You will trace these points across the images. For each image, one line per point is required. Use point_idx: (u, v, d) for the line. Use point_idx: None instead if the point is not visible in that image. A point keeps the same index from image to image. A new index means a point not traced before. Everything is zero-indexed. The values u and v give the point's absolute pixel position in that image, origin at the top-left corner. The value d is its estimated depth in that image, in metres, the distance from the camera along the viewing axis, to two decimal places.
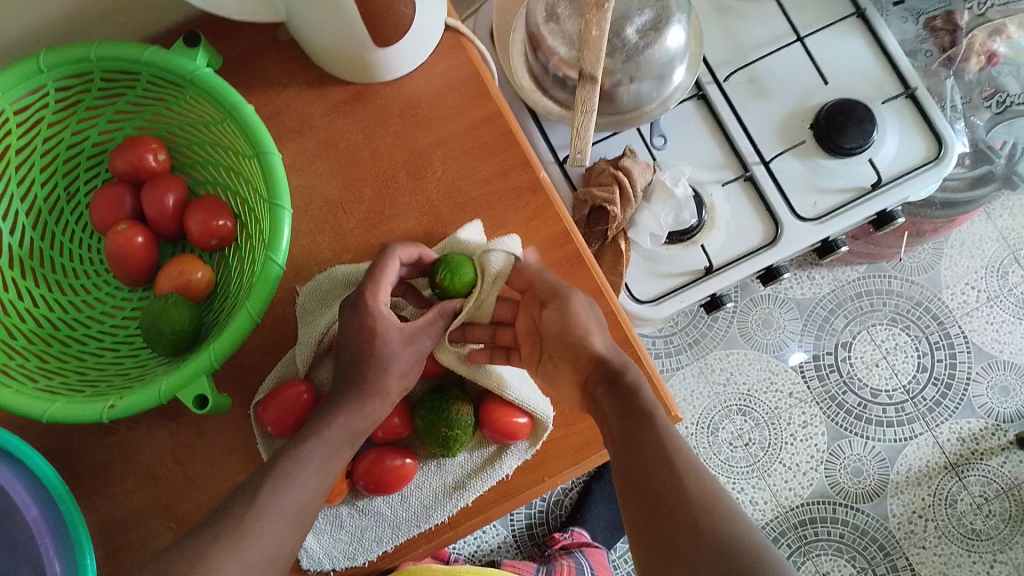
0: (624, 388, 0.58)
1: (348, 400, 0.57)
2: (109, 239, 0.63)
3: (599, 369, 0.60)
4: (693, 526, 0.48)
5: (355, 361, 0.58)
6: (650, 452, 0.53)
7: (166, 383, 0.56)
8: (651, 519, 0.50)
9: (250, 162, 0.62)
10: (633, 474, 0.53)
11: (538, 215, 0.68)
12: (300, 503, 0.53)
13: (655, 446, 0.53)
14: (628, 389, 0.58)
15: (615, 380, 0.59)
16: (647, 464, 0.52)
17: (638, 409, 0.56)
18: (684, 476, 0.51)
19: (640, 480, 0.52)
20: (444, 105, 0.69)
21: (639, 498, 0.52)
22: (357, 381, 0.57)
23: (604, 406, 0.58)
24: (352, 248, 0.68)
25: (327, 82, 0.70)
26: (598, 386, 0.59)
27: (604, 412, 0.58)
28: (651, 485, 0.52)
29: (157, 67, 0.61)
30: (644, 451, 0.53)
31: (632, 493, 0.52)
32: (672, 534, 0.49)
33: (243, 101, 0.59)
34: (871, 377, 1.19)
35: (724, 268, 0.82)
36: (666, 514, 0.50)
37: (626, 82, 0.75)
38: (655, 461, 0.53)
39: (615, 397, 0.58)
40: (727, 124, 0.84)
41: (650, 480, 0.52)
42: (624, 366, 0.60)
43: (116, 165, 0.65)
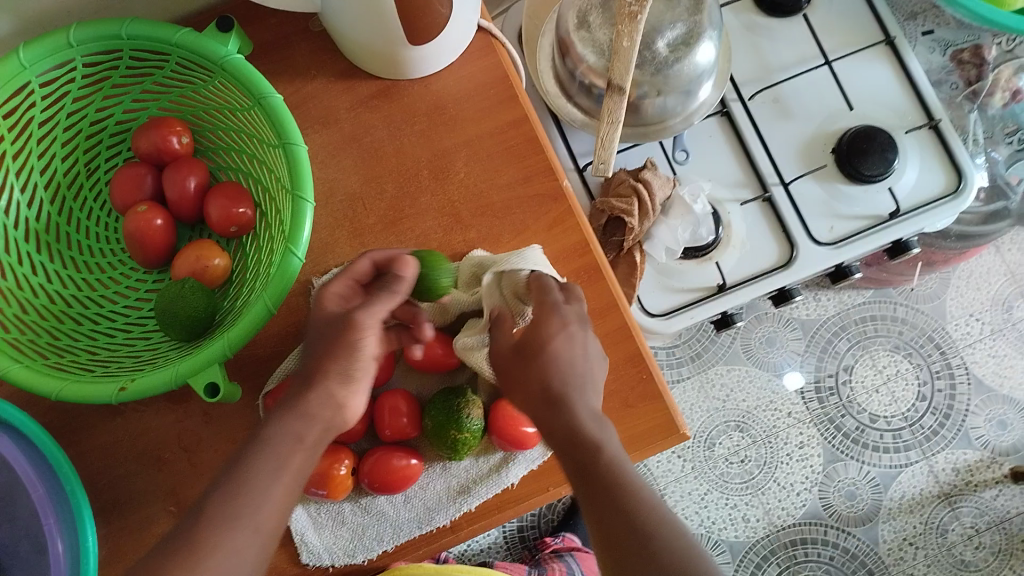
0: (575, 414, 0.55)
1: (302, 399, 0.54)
2: (128, 220, 0.63)
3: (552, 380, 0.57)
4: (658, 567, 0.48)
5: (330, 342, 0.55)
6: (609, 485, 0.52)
7: (179, 368, 0.56)
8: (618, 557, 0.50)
9: (274, 152, 0.62)
10: (595, 509, 0.52)
11: (558, 224, 0.67)
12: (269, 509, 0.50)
13: (614, 478, 0.52)
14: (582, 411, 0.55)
15: (555, 401, 0.56)
16: (608, 499, 0.51)
17: (591, 436, 0.54)
18: (645, 511, 0.51)
19: (602, 514, 0.51)
20: (471, 106, 0.69)
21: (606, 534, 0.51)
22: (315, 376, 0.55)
23: (557, 430, 0.56)
24: (371, 244, 0.67)
25: (356, 75, 0.69)
26: (545, 411, 0.56)
27: (552, 430, 0.55)
28: (614, 521, 0.51)
29: (187, 49, 0.60)
30: (604, 481, 0.52)
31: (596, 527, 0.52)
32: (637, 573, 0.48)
33: (273, 91, 0.59)
34: (871, 402, 1.19)
35: (736, 287, 0.82)
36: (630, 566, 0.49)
37: (653, 95, 0.75)
38: (619, 501, 0.51)
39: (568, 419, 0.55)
40: (749, 143, 0.84)
41: (611, 514, 0.51)
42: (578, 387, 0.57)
43: (139, 145, 0.64)
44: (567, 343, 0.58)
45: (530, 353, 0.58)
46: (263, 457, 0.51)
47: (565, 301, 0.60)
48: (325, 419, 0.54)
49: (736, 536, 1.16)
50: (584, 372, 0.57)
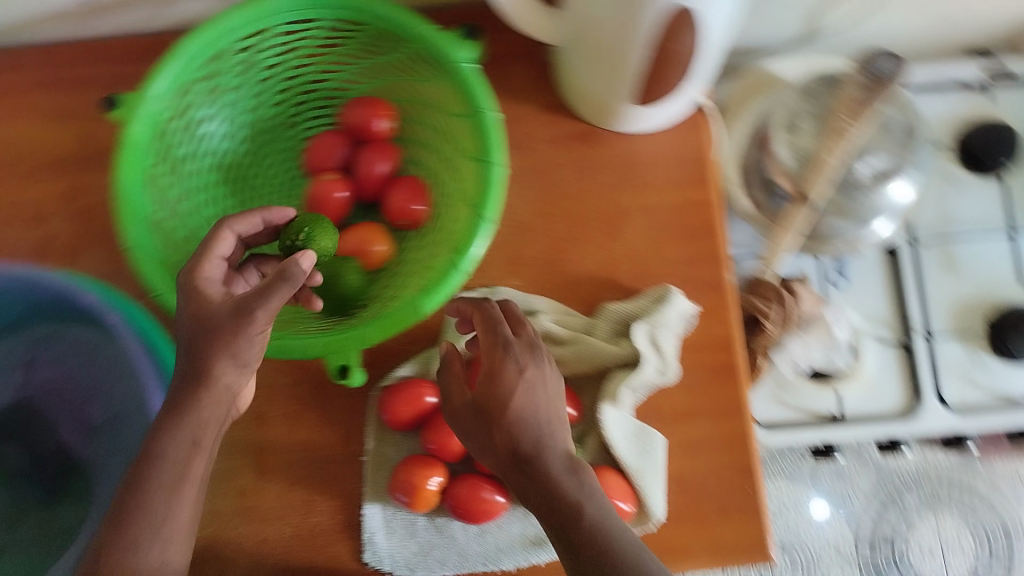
0: (540, 477, 0.51)
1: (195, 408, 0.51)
2: (314, 183, 0.65)
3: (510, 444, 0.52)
4: None
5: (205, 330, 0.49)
6: (585, 548, 0.48)
7: (323, 342, 0.58)
8: None
9: (470, 164, 0.63)
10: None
11: (711, 313, 0.66)
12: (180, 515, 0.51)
13: (592, 540, 0.48)
14: (545, 475, 0.51)
15: (523, 461, 0.51)
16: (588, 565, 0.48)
17: (559, 496, 0.50)
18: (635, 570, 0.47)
19: None
20: (661, 174, 0.69)
21: None
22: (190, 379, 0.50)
23: (529, 497, 0.51)
24: (521, 275, 0.68)
25: (562, 112, 0.70)
26: (512, 473, 0.52)
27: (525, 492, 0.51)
28: None
29: (425, 43, 0.61)
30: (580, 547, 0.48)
31: None
32: None
33: (490, 108, 0.60)
34: (923, 566, 1.13)
35: (850, 421, 0.80)
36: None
37: (832, 213, 0.76)
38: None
39: (533, 485, 0.51)
40: (905, 286, 0.82)
41: None
42: (540, 442, 0.51)
43: (345, 116, 0.66)
44: (523, 398, 0.52)
45: (485, 411, 0.53)
46: (166, 467, 0.50)
47: (514, 339, 0.54)
48: (221, 412, 0.52)
49: None
50: (547, 425, 0.52)
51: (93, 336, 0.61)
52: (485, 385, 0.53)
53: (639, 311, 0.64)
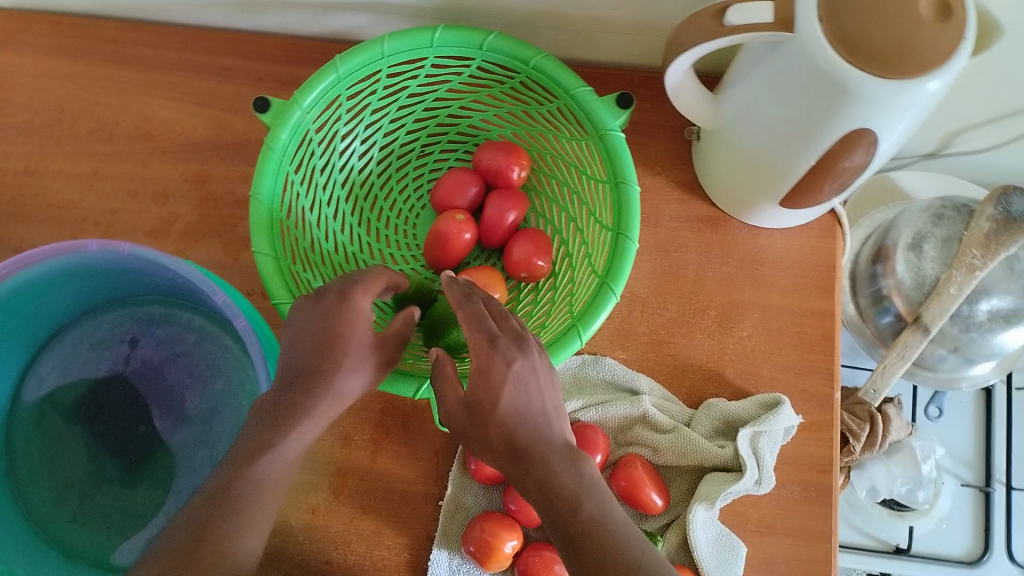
0: (533, 473, 0.44)
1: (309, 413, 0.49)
2: (442, 220, 0.63)
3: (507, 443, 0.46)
4: None
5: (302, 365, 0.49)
6: (580, 541, 0.42)
7: (431, 385, 0.57)
8: None
9: (602, 235, 0.60)
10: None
11: (813, 429, 0.65)
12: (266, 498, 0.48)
13: (590, 533, 0.42)
14: (538, 468, 0.44)
15: (518, 457, 0.45)
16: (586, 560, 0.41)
17: (553, 488, 0.44)
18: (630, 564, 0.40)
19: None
20: (785, 276, 0.67)
21: None
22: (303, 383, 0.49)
23: (526, 497, 0.45)
24: (628, 349, 0.67)
25: (695, 192, 0.69)
26: (510, 466, 0.46)
27: (521, 482, 0.45)
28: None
29: (578, 104, 0.60)
30: (573, 534, 0.42)
31: None
32: None
33: (633, 182, 0.57)
34: None
35: (915, 557, 0.79)
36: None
37: (944, 347, 0.73)
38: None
39: (526, 484, 0.45)
40: (994, 431, 0.80)
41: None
42: (532, 439, 0.45)
43: (482, 158, 0.65)
44: (512, 390, 0.46)
45: (476, 406, 0.47)
46: (271, 460, 0.47)
47: (500, 332, 0.49)
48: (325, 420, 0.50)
49: None
50: (545, 416, 0.46)
51: (209, 324, 0.65)
52: (476, 376, 0.47)
53: (738, 414, 0.64)
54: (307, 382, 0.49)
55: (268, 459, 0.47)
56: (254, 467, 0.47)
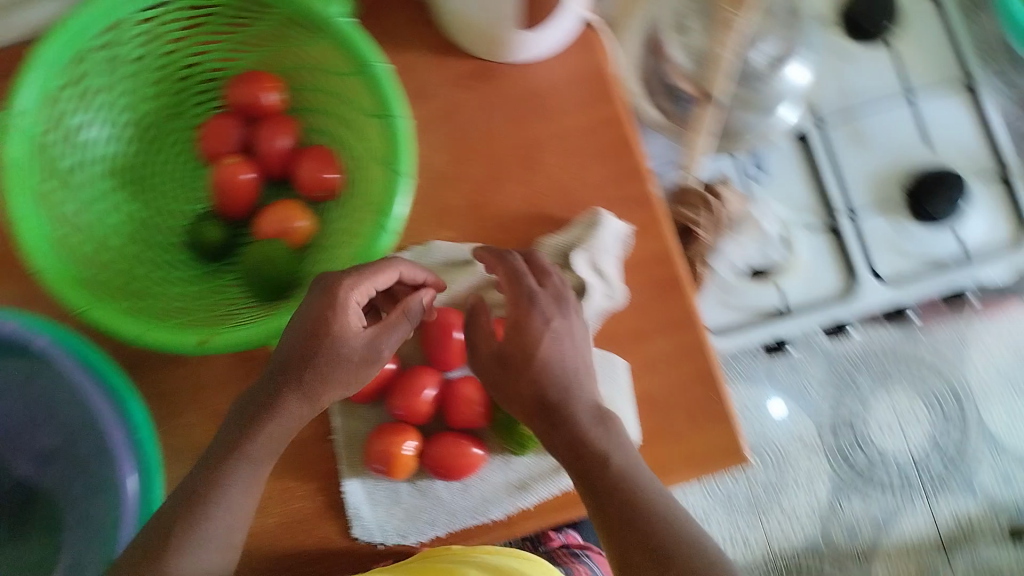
0: (565, 421, 0.55)
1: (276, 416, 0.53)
2: (217, 171, 0.62)
3: (535, 398, 0.56)
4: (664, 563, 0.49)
5: (281, 363, 0.53)
6: (597, 472, 0.54)
7: (259, 328, 0.55)
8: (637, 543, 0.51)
9: (371, 121, 0.61)
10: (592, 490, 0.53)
11: (643, 228, 0.66)
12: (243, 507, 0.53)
13: (599, 462, 0.54)
14: (564, 413, 0.56)
15: (551, 409, 0.56)
16: (598, 479, 0.53)
17: (584, 435, 0.55)
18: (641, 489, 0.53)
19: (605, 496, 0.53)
20: (565, 98, 0.68)
21: (616, 515, 0.52)
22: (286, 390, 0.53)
23: (550, 441, 0.56)
24: (452, 224, 0.66)
25: (451, 51, 0.69)
26: (538, 420, 0.57)
27: (550, 441, 0.56)
28: (629, 511, 0.52)
29: (295, 7, 0.59)
30: (592, 464, 0.54)
31: (600, 514, 0.53)
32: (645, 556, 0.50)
33: (377, 59, 0.58)
34: (883, 440, 1.24)
35: (796, 313, 0.81)
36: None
37: (738, 108, 0.77)
38: (626, 508, 0.52)
39: (553, 427, 0.56)
40: (821, 169, 0.84)
41: (613, 502, 0.52)
42: (562, 394, 0.56)
43: (232, 96, 0.63)
44: (551, 350, 0.57)
45: (510, 357, 0.57)
46: (237, 466, 0.52)
47: (541, 290, 0.58)
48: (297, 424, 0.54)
49: (734, 553, 1.21)
50: (576, 375, 0.57)
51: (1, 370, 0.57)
52: (514, 328, 0.57)
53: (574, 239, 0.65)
54: (302, 372, 0.53)
55: (238, 463, 0.52)
56: (227, 471, 0.52)
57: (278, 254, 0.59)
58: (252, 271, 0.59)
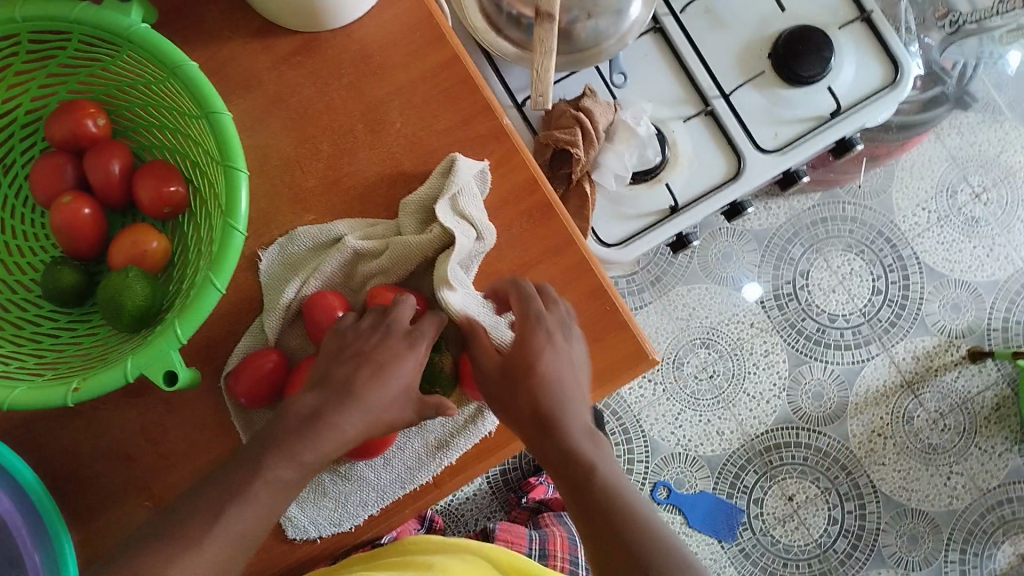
0: (551, 427, 0.58)
1: (325, 427, 0.55)
2: (53, 213, 0.59)
3: (534, 404, 0.58)
4: (635, 557, 0.54)
5: (323, 379, 0.56)
6: (580, 473, 0.57)
7: (132, 360, 0.54)
8: (607, 543, 0.55)
9: (198, 123, 0.59)
10: (575, 489, 0.57)
11: (504, 163, 0.66)
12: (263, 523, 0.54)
13: (581, 467, 0.57)
14: (550, 421, 0.58)
15: (546, 420, 0.58)
16: (582, 484, 0.57)
17: (564, 442, 0.58)
18: (615, 495, 0.57)
19: (583, 498, 0.57)
20: (397, 52, 0.66)
21: (592, 516, 0.56)
22: (326, 398, 0.55)
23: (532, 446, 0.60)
24: (313, 209, 0.65)
25: (272, 32, 0.66)
26: (534, 432, 0.59)
27: (514, 403, 0.59)
28: (601, 514, 0.56)
29: (89, 25, 0.57)
30: (574, 470, 0.58)
31: (580, 516, 0.57)
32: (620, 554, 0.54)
33: (185, 58, 0.56)
34: (829, 303, 1.24)
35: (688, 207, 0.82)
36: (596, 529, 0.56)
37: (584, 19, 0.75)
38: (601, 511, 0.56)
39: (541, 437, 0.59)
40: (686, 58, 0.83)
41: (590, 503, 0.56)
42: (558, 397, 0.59)
43: (53, 133, 0.60)
44: (567, 369, 0.60)
45: (512, 369, 0.59)
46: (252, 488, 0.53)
47: (547, 312, 0.60)
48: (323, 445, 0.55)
49: (712, 450, 1.21)
50: (575, 385, 0.60)
51: None
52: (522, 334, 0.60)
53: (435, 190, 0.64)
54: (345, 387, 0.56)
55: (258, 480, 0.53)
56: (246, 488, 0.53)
57: (129, 280, 0.56)
58: (104, 308, 0.57)
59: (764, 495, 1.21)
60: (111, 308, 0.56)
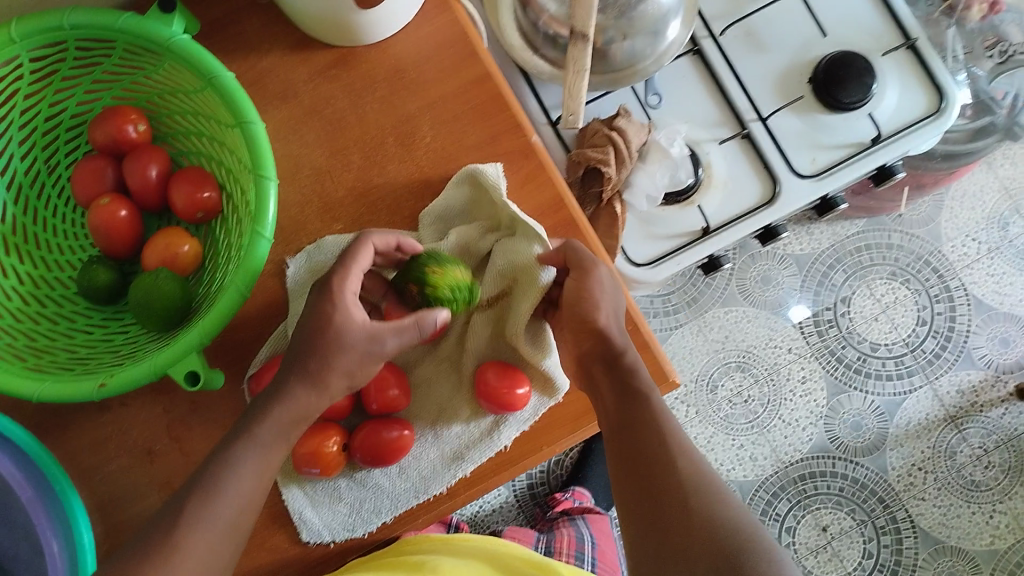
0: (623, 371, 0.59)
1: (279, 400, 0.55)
2: (91, 214, 0.62)
3: (598, 346, 0.60)
4: (683, 509, 0.51)
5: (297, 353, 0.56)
6: (640, 424, 0.56)
7: (157, 359, 0.55)
8: (650, 499, 0.52)
9: (232, 132, 0.60)
10: (628, 444, 0.56)
11: (531, 180, 0.66)
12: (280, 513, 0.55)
13: (651, 419, 0.56)
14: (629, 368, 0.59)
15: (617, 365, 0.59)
16: (640, 436, 0.56)
17: (634, 389, 0.58)
18: (678, 460, 0.54)
19: (636, 454, 0.55)
20: (431, 67, 0.67)
21: (643, 468, 0.54)
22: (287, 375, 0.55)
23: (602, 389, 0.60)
24: (342, 218, 0.66)
25: (310, 45, 0.67)
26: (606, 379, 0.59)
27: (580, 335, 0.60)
28: (655, 471, 0.54)
29: (132, 34, 0.59)
30: (644, 428, 0.56)
31: (630, 471, 0.55)
32: (665, 509, 0.51)
33: (222, 68, 0.58)
34: (871, 331, 1.22)
35: (719, 230, 0.81)
36: (657, 499, 0.52)
37: (619, 40, 0.74)
38: (657, 466, 0.54)
39: (612, 378, 0.59)
40: (723, 80, 0.82)
41: (644, 455, 0.55)
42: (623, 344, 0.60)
43: (96, 137, 0.63)
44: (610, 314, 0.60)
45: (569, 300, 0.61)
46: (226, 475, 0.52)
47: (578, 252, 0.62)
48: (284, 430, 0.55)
49: (745, 475, 1.19)
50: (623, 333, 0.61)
51: None
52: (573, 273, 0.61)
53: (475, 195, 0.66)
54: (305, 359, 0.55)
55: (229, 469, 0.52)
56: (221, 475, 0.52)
57: (160, 282, 0.58)
58: (134, 306, 0.59)
59: (797, 524, 1.17)
60: (140, 308, 0.58)
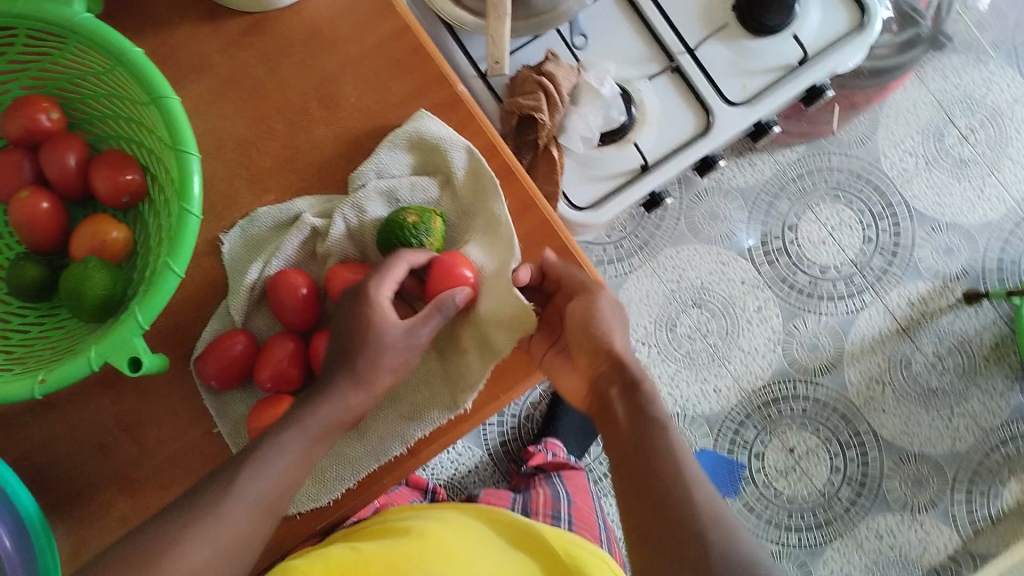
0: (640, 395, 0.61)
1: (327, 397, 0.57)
2: (11, 208, 0.60)
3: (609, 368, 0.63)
4: (699, 536, 0.52)
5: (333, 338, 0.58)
6: (654, 445, 0.58)
7: (95, 350, 0.54)
8: (659, 524, 0.54)
9: (148, 110, 0.59)
10: (637, 461, 0.58)
11: (462, 130, 0.65)
12: (269, 489, 0.54)
13: (661, 444, 0.58)
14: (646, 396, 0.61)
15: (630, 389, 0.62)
16: (650, 452, 0.57)
17: (652, 417, 0.60)
18: (694, 489, 0.55)
19: (647, 468, 0.57)
20: (347, 26, 0.65)
21: (654, 492, 0.55)
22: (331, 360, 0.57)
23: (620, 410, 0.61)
24: (272, 188, 0.65)
25: (219, 13, 0.65)
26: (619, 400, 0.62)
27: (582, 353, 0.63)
28: (662, 493, 0.55)
29: (30, 17, 0.57)
30: (651, 448, 0.58)
31: (638, 492, 0.56)
32: (678, 534, 0.53)
33: (128, 45, 0.56)
34: (819, 254, 1.24)
35: (659, 165, 0.82)
36: (666, 525, 0.54)
37: None
38: (667, 490, 0.55)
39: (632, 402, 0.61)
40: (648, 14, 0.82)
41: (654, 469, 0.56)
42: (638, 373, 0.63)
43: (7, 130, 0.61)
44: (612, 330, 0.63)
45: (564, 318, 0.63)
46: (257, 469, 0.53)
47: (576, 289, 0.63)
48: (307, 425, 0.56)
49: (711, 408, 1.21)
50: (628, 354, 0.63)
51: None
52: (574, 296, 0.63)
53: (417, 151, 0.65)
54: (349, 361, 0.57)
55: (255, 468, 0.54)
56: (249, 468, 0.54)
57: (91, 271, 0.57)
58: (67, 299, 0.57)
59: (765, 450, 1.20)
60: (74, 299, 0.57)
